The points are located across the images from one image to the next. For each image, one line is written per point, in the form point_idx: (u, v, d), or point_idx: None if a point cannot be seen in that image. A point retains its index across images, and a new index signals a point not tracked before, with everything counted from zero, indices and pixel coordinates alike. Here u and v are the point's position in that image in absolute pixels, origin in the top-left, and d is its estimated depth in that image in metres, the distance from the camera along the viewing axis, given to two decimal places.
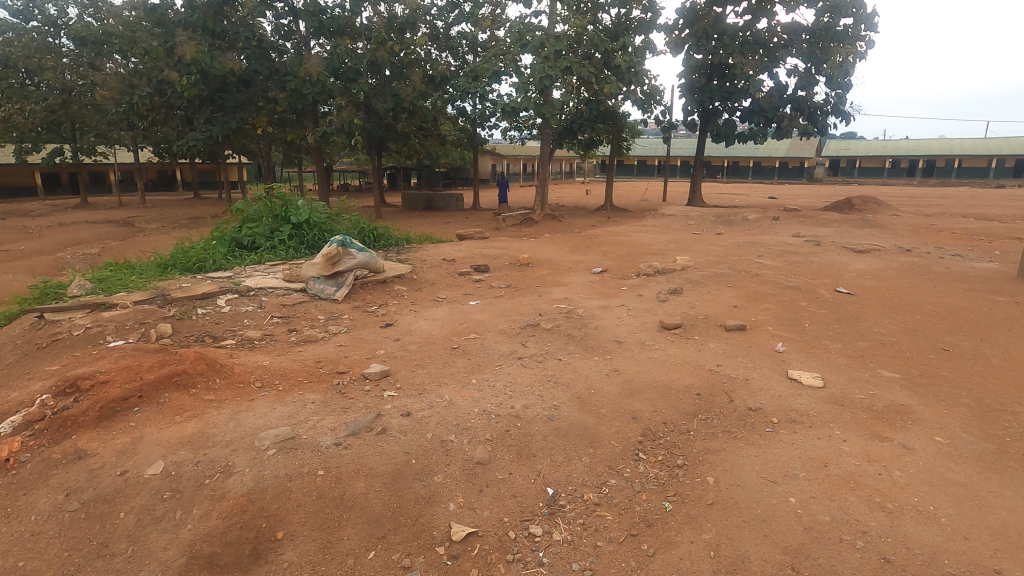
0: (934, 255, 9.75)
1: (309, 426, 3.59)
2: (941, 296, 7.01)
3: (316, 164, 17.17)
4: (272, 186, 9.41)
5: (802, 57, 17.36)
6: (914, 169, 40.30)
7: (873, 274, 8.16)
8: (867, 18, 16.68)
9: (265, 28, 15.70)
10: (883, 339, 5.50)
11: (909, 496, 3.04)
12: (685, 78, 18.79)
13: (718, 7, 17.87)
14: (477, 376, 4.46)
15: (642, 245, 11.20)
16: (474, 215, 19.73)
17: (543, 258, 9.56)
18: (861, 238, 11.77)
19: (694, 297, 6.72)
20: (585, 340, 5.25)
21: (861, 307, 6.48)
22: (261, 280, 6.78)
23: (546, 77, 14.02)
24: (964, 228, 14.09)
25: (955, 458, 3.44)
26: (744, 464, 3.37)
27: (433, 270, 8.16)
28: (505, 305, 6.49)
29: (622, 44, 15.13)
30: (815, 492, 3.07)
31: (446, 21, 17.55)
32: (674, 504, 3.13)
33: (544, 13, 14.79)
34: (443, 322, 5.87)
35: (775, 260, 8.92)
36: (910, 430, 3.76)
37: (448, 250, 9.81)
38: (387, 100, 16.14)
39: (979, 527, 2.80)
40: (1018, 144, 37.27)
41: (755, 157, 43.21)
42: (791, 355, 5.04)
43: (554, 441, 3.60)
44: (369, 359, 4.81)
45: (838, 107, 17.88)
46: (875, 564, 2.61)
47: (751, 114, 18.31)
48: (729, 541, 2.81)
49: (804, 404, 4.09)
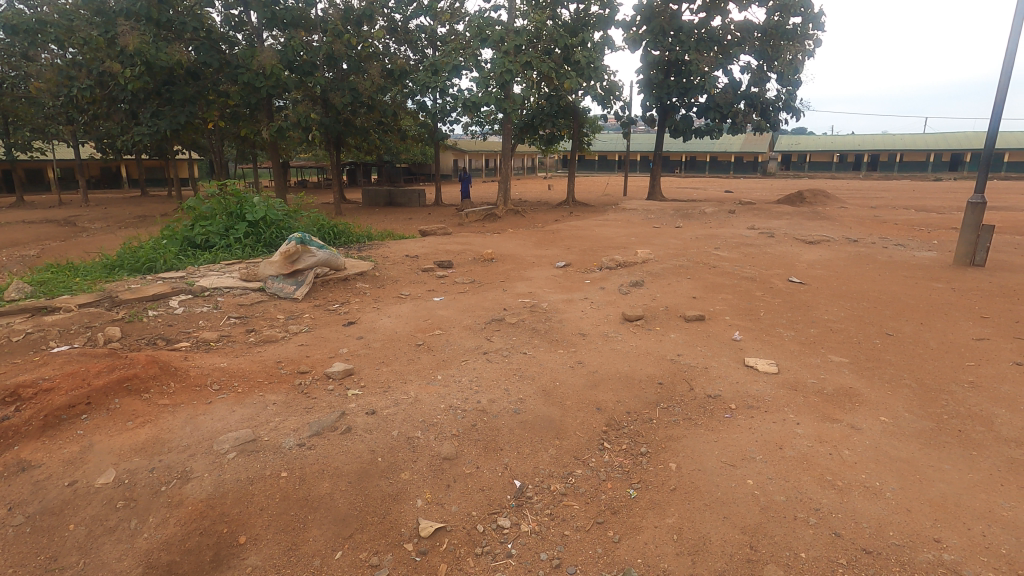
0: (878, 245, 10.23)
1: (271, 427, 3.51)
2: (886, 284, 7.35)
3: (273, 160, 16.65)
4: (226, 182, 9.06)
5: (754, 55, 17.89)
6: (860, 164, 42.09)
7: (823, 264, 8.50)
8: (814, 18, 17.30)
9: (214, 18, 15.13)
10: (833, 326, 5.76)
11: (857, 473, 3.20)
12: (643, 75, 19.13)
13: (674, 4, 18.21)
14: (442, 372, 4.44)
15: (604, 239, 11.35)
16: (436, 211, 19.54)
17: (506, 253, 9.57)
18: (812, 230, 12.23)
19: (655, 289, 6.86)
20: (549, 333, 5.31)
21: (812, 296, 6.76)
22: (216, 280, 6.57)
23: (506, 71, 13.99)
24: (905, 219, 14.82)
25: (898, 436, 3.64)
26: (705, 450, 3.48)
27: (395, 267, 8.07)
28: (470, 301, 6.47)
29: (582, 40, 15.26)
30: (771, 474, 3.20)
31: (404, 15, 17.31)
32: (638, 491, 3.21)
33: (503, 8, 14.75)
34: (407, 319, 5.82)
35: (732, 252, 9.18)
36: (858, 412, 3.96)
37: (410, 247, 9.71)
38: (345, 94, 15.87)
39: (921, 500, 2.97)
40: (953, 140, 39.42)
41: (711, 152, 44.29)
42: (747, 343, 5.23)
43: (520, 434, 3.63)
44: (332, 358, 4.73)
45: (788, 103, 18.50)
46: (827, 539, 2.73)
47: (706, 110, 18.75)
48: (691, 524, 2.89)
49: (760, 390, 4.25)
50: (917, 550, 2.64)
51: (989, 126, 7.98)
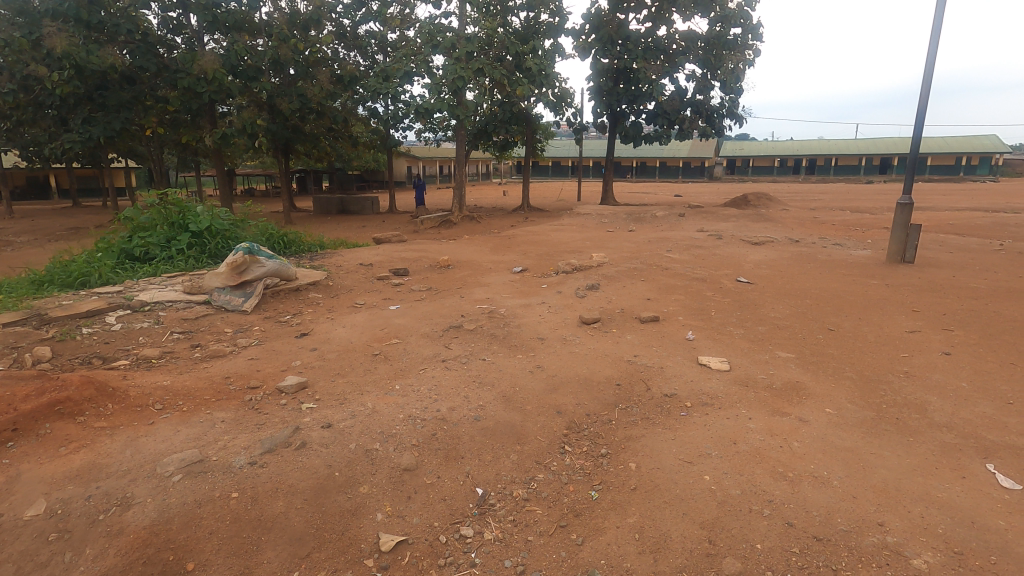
0: (818, 245, 10.77)
1: (219, 446, 3.36)
2: (826, 282, 7.72)
3: (217, 168, 16.05)
4: (167, 192, 8.65)
5: (698, 64, 18.52)
6: (799, 168, 44.27)
7: (768, 264, 8.87)
8: (753, 29, 18.10)
9: (151, 21, 14.47)
10: (779, 323, 6.00)
11: (806, 464, 3.33)
12: (593, 82, 19.49)
13: (621, 13, 18.66)
14: (401, 382, 4.36)
15: (560, 244, 11.47)
16: (391, 219, 19.27)
17: (463, 260, 9.52)
18: (757, 231, 12.73)
19: (610, 292, 6.98)
20: (507, 339, 5.31)
21: (760, 294, 7.03)
22: (157, 293, 6.25)
23: (459, 78, 13.97)
24: (842, 220, 15.64)
25: (843, 426, 3.82)
26: (662, 448, 3.54)
27: (350, 276, 7.90)
28: (428, 308, 6.40)
29: (532, 47, 15.44)
30: (727, 469, 3.29)
31: (353, 20, 17.06)
32: (599, 492, 3.23)
33: (453, 15, 14.73)
34: (363, 328, 5.70)
35: (683, 254, 9.45)
36: (805, 405, 4.12)
37: (364, 255, 9.53)
38: (293, 100, 15.45)
39: (865, 486, 3.12)
40: (882, 145, 41.97)
41: (660, 157, 45.59)
42: (700, 342, 5.38)
43: (481, 441, 3.60)
44: (284, 371, 4.57)
45: (732, 110, 19.24)
46: (780, 529, 2.82)
47: (655, 117, 19.31)
48: (652, 522, 2.94)
49: (713, 387, 4.37)
50: (863, 534, 2.76)
51: (914, 132, 8.51)
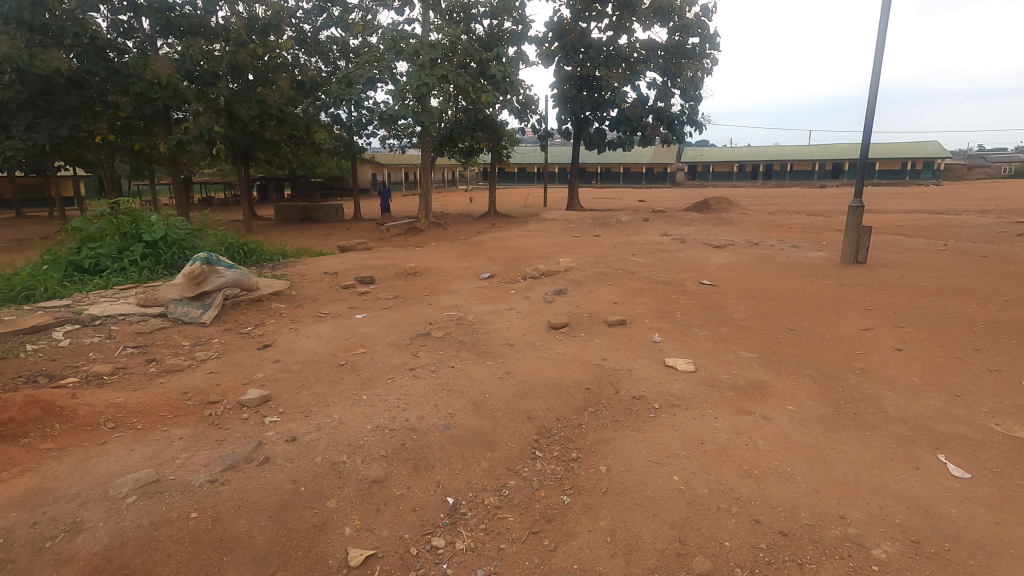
0: (777, 248, 11.10)
1: (177, 465, 3.22)
2: (785, 283, 7.96)
3: (173, 176, 15.54)
4: (118, 201, 8.31)
5: (659, 72, 18.95)
6: (756, 173, 45.67)
7: (729, 266, 9.09)
8: (710, 38, 18.63)
9: (99, 24, 13.92)
10: (742, 323, 6.15)
11: (770, 461, 3.41)
12: (557, 89, 19.68)
13: (583, 22, 18.94)
14: (368, 392, 4.27)
15: (527, 249, 11.52)
16: (356, 226, 18.99)
17: (430, 267, 9.45)
18: (718, 235, 13.05)
19: (578, 296, 7.03)
20: (476, 346, 5.28)
21: (722, 296, 7.20)
22: (108, 306, 5.98)
23: (423, 84, 13.92)
24: (799, 223, 16.18)
25: (804, 423, 3.93)
26: (632, 450, 3.58)
27: (313, 285, 7.74)
28: (395, 316, 6.31)
29: (496, 54, 15.51)
30: (694, 468, 3.34)
31: (313, 25, 16.81)
32: (571, 496, 3.23)
33: (416, 21, 14.66)
34: (328, 338, 5.57)
35: (648, 258, 9.59)
36: (768, 403, 4.23)
37: (329, 263, 9.35)
38: (252, 106, 15.10)
39: (827, 481, 3.21)
40: (834, 151, 43.70)
41: (624, 163, 46.35)
42: (666, 344, 5.46)
43: (452, 449, 3.56)
44: (246, 385, 4.43)
45: (692, 117, 19.72)
46: (748, 525, 2.87)
47: (618, 123, 19.62)
48: (623, 525, 2.95)
49: (680, 388, 4.44)
50: (826, 528, 2.83)
51: (863, 138, 8.89)
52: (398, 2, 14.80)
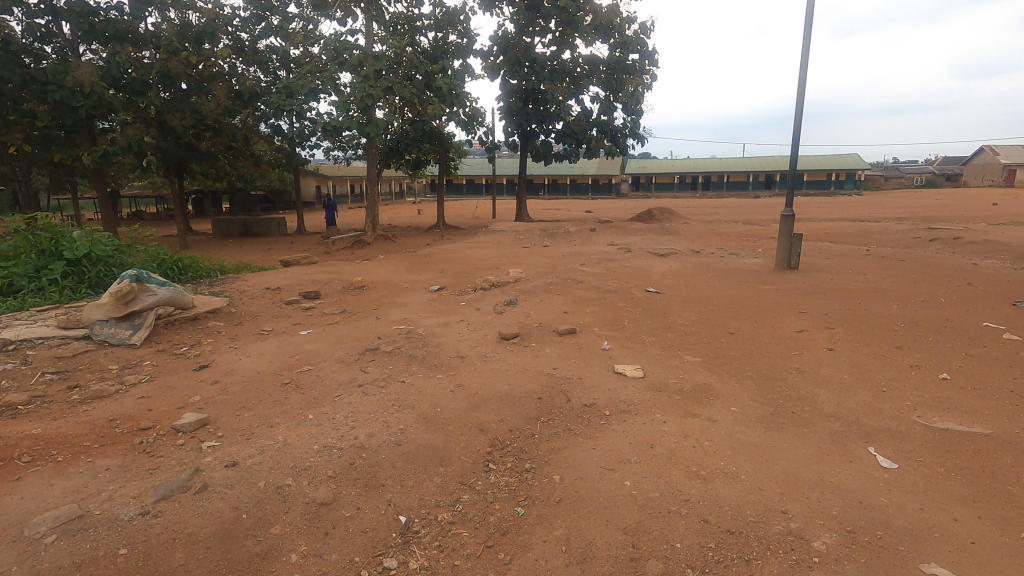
0: (717, 255, 11.57)
1: (104, 498, 2.99)
2: (725, 289, 8.30)
3: (98, 189, 14.62)
4: (34, 216, 7.74)
5: (601, 86, 19.49)
6: (696, 184, 47.53)
7: (673, 274, 9.39)
8: (649, 55, 19.35)
9: (13, 27, 12.99)
10: (686, 329, 6.36)
11: (717, 461, 3.52)
12: (503, 102, 19.87)
13: (527, 37, 19.26)
14: (314, 411, 4.13)
15: (477, 261, 11.51)
16: (300, 240, 18.43)
17: (378, 280, 9.27)
18: (662, 244, 13.47)
19: (528, 306, 7.08)
20: (427, 359, 5.21)
21: (667, 303, 7.42)
22: (24, 330, 5.53)
23: (368, 96, 13.73)
24: (736, 232, 16.93)
25: (746, 423, 4.09)
26: (584, 458, 3.61)
27: (255, 302, 7.44)
28: (342, 332, 6.15)
29: (442, 67, 15.55)
30: (645, 472, 3.40)
31: (251, 34, 16.33)
32: (525, 507, 3.22)
33: (360, 32, 14.49)
34: (271, 357, 5.35)
35: (596, 267, 9.78)
36: (713, 405, 4.38)
37: (271, 279, 9.02)
38: (186, 117, 14.47)
39: (769, 478, 3.34)
40: (766, 163, 46.15)
41: (571, 175, 47.24)
42: (615, 351, 5.56)
43: (403, 466, 3.48)
44: (181, 409, 4.18)
45: (634, 130, 20.35)
46: (698, 526, 2.94)
47: (563, 136, 20.00)
48: (578, 533, 2.96)
49: (630, 394, 4.53)
50: (770, 523, 2.94)
51: (792, 151, 9.42)
52: (341, 12, 14.59)
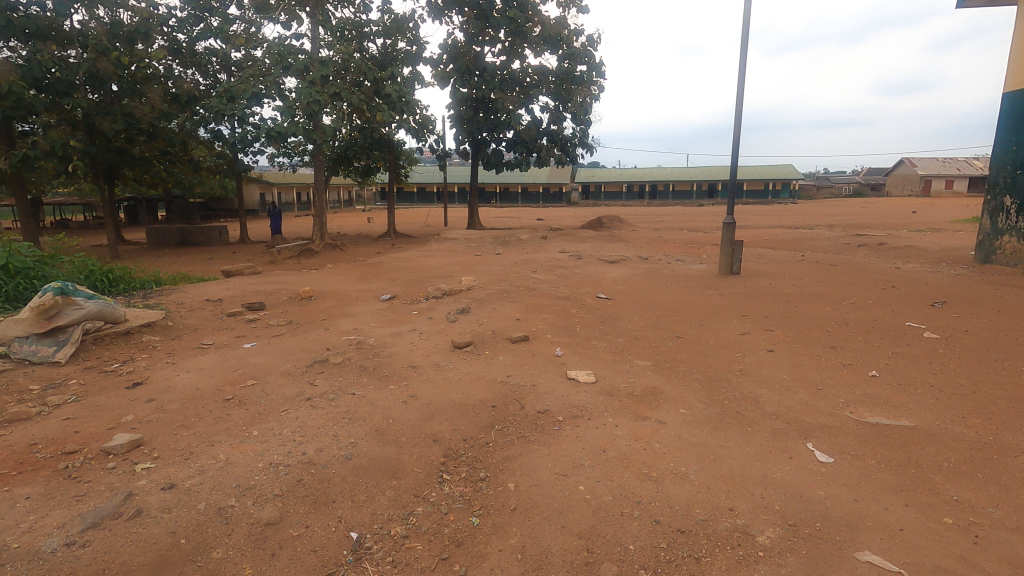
0: (664, 262, 11.92)
1: (22, 530, 2.76)
2: (672, 295, 8.55)
3: (17, 196, 13.61)
4: None
5: (551, 96, 19.80)
6: (643, 193, 48.89)
7: (623, 280, 9.60)
8: (596, 67, 19.82)
9: None
10: (636, 334, 6.50)
11: (667, 463, 3.60)
12: (453, 110, 19.84)
13: (477, 46, 19.37)
14: (259, 427, 3.96)
15: (429, 269, 11.41)
16: (243, 249, 17.73)
17: (326, 290, 9.03)
18: (612, 251, 13.76)
19: (481, 314, 7.06)
20: (378, 370, 5.10)
21: (617, 309, 7.57)
22: None
23: (314, 101, 13.40)
24: (682, 239, 17.51)
25: (694, 424, 4.21)
26: (538, 465, 3.61)
27: (194, 314, 7.09)
28: (288, 344, 5.94)
29: (391, 74, 15.41)
30: (598, 477, 3.44)
31: (189, 35, 15.68)
32: (480, 517, 3.19)
33: (305, 37, 14.16)
34: (212, 372, 5.10)
35: (549, 275, 9.87)
36: (662, 408, 4.49)
37: (212, 290, 8.63)
38: (117, 120, 13.71)
39: (717, 477, 3.45)
40: (708, 173, 48.04)
41: (522, 183, 47.65)
42: (568, 357, 5.62)
43: (353, 480, 3.39)
44: (112, 430, 3.92)
45: (583, 140, 20.75)
46: (650, 527, 3.00)
47: (514, 145, 20.16)
48: (533, 540, 2.96)
49: (583, 399, 4.58)
50: (718, 521, 3.03)
51: (732, 162, 9.84)
52: (285, 16, 14.23)
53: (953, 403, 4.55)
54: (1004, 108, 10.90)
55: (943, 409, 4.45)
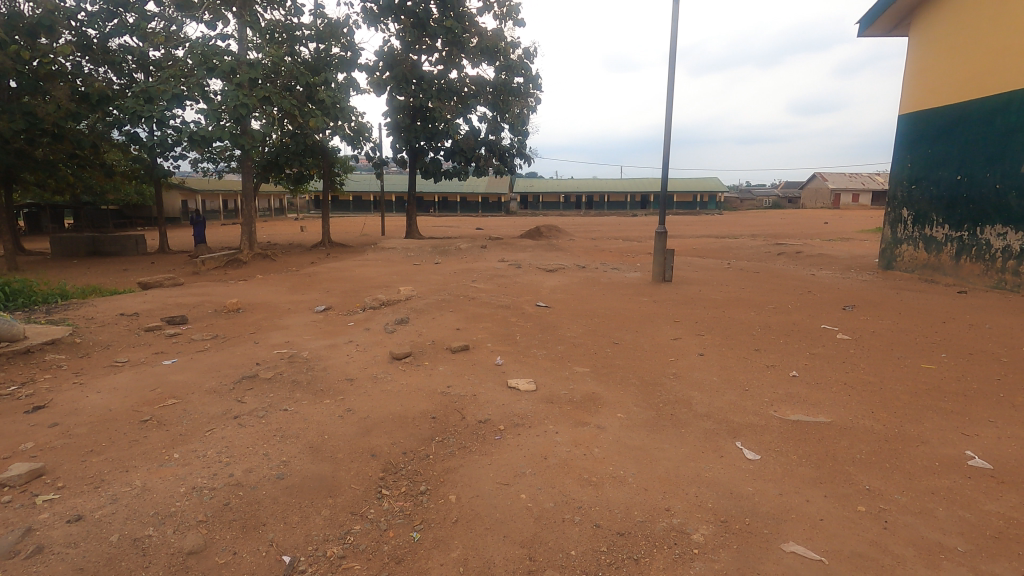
0: (601, 270, 12.23)
1: None
2: (609, 302, 8.78)
3: None
4: None
5: (488, 107, 19.96)
6: (580, 203, 50.09)
7: (561, 289, 9.77)
8: (533, 79, 20.18)
9: None
10: (575, 341, 6.62)
11: (606, 467, 3.67)
12: (390, 118, 19.53)
13: (414, 54, 19.26)
14: (181, 449, 3.71)
15: (366, 279, 11.14)
16: (162, 260, 16.62)
17: (256, 302, 8.61)
18: (550, 260, 13.99)
19: (420, 324, 6.96)
20: (313, 384, 4.91)
21: (556, 317, 7.69)
22: None
23: (241, 105, 12.81)
24: (617, 248, 18.07)
25: (632, 427, 4.33)
26: (479, 475, 3.59)
27: (106, 330, 6.56)
28: (214, 359, 5.61)
29: (324, 79, 15.04)
30: (540, 484, 3.46)
31: (100, 31, 14.63)
32: (421, 532, 3.11)
33: (231, 38, 13.55)
34: (126, 391, 4.72)
35: (488, 283, 9.87)
36: (601, 413, 4.58)
37: (127, 303, 8.03)
38: (16, 119, 12.55)
39: (653, 478, 3.55)
40: (641, 185, 49.91)
41: (460, 193, 47.61)
42: (508, 366, 5.64)
43: (286, 501, 3.23)
44: (9, 459, 3.55)
45: (521, 151, 21.02)
46: (591, 532, 3.03)
47: (452, 154, 20.14)
48: (475, 552, 2.92)
49: (523, 408, 4.59)
50: (655, 521, 3.12)
51: (663, 174, 10.26)
52: (209, 15, 13.58)
53: (862, 399, 4.91)
54: (900, 129, 11.99)
55: (854, 405, 4.80)
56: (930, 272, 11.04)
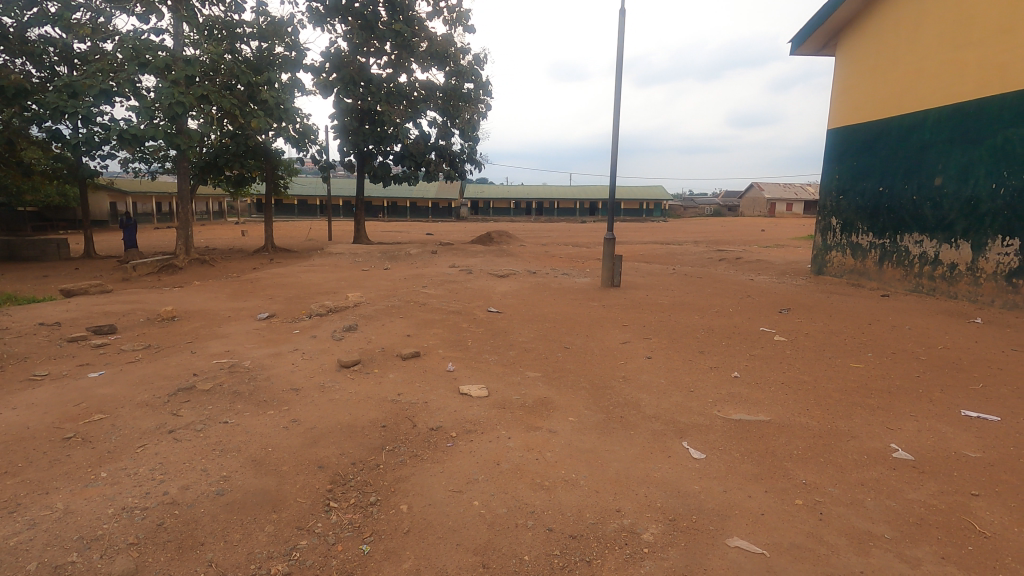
0: (551, 275, 12.35)
1: None
2: (559, 307, 8.87)
3: None
4: None
5: (438, 111, 19.83)
6: (530, 209, 50.49)
7: (513, 294, 9.80)
8: (483, 85, 20.23)
9: None
10: (526, 346, 6.64)
11: (559, 471, 3.70)
12: (337, 121, 19.09)
13: (362, 56, 18.95)
14: (109, 468, 3.46)
15: (312, 285, 10.81)
16: (87, 266, 15.53)
17: (192, 309, 8.18)
18: (501, 265, 14.02)
19: (369, 331, 6.81)
20: (255, 395, 4.71)
21: (508, 322, 7.70)
22: None
23: (177, 103, 12.21)
24: (567, 254, 18.30)
25: (583, 430, 4.38)
26: (431, 483, 3.54)
27: (22, 342, 6.06)
28: (146, 371, 5.29)
29: (268, 79, 14.54)
30: (492, 490, 3.45)
31: (16, 20, 13.59)
32: (371, 544, 3.02)
33: (166, 33, 12.91)
34: (46, 407, 4.38)
35: (438, 289, 9.78)
36: (553, 417, 4.61)
37: (46, 312, 7.45)
38: None
39: (604, 480, 3.60)
40: (590, 192, 50.87)
41: (410, 198, 47.05)
42: (460, 372, 5.60)
43: (227, 518, 3.07)
44: None
45: (471, 156, 20.96)
46: (543, 536, 3.04)
47: (402, 158, 19.87)
48: (427, 561, 2.87)
49: (475, 414, 4.56)
50: (607, 523, 3.16)
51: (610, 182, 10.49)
52: (141, 8, 12.89)
53: (799, 397, 5.16)
54: (829, 141, 12.76)
55: (792, 403, 5.03)
56: (857, 276, 11.78)
